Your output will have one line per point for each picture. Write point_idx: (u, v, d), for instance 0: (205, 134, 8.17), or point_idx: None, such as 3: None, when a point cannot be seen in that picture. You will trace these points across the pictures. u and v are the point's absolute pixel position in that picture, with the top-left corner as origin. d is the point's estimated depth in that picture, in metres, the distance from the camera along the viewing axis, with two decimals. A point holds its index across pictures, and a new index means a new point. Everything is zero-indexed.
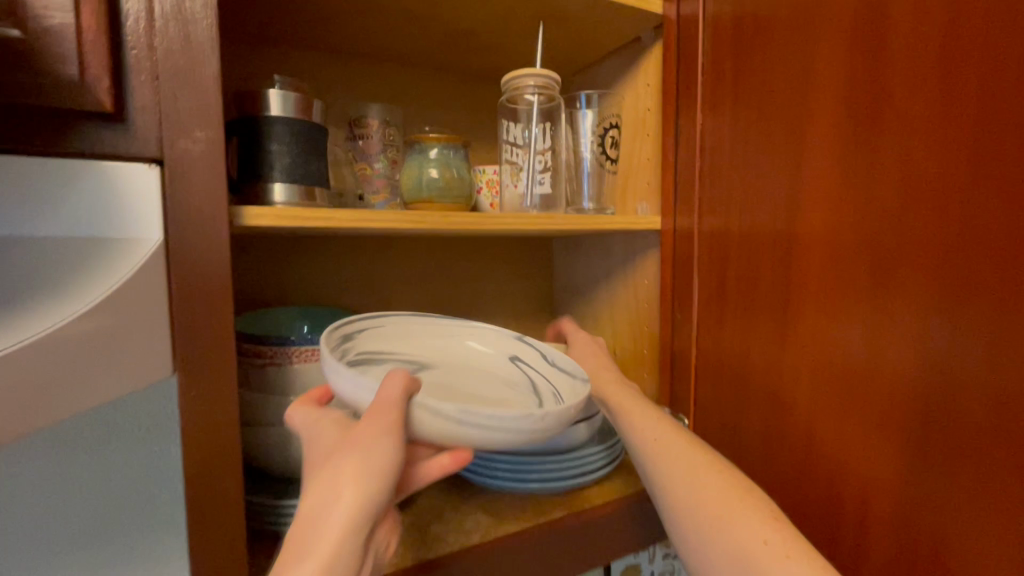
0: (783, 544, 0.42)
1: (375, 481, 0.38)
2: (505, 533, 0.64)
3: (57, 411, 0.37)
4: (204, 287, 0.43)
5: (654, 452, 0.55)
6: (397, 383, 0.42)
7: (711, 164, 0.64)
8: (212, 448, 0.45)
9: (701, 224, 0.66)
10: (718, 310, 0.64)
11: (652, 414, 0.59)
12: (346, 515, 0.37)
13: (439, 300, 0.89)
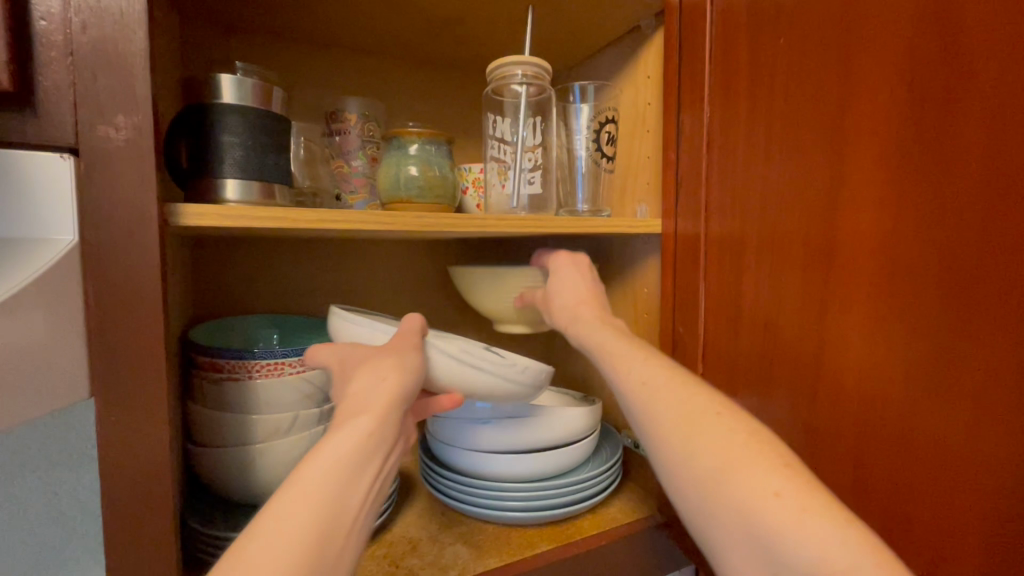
0: (800, 497, 0.35)
1: (407, 372, 0.47)
2: (485, 568, 0.58)
3: None
4: (127, 297, 0.37)
5: (639, 398, 0.47)
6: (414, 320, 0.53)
7: (722, 161, 0.57)
8: (139, 481, 0.39)
9: (709, 227, 0.60)
10: (733, 324, 0.57)
11: (637, 352, 0.52)
12: (390, 386, 0.44)
13: (425, 308, 0.84)
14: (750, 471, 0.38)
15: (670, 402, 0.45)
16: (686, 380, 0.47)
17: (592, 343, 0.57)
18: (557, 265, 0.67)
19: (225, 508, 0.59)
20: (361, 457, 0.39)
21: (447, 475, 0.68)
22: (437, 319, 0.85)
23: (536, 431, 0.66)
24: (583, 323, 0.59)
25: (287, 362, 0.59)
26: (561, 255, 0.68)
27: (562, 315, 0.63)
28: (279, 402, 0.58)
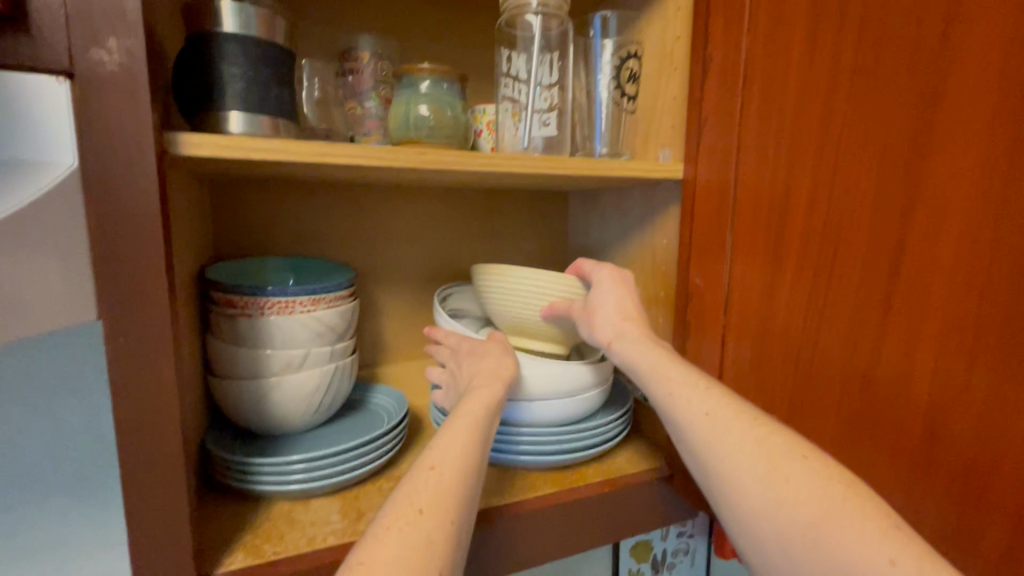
0: (914, 562, 0.37)
1: (507, 354, 0.63)
2: (487, 505, 0.58)
3: None
4: (126, 218, 0.38)
5: (707, 435, 0.51)
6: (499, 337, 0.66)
7: (764, 99, 0.53)
8: (143, 396, 0.41)
9: (743, 172, 0.56)
10: (772, 278, 0.54)
11: (698, 381, 0.55)
12: (506, 359, 0.62)
13: (440, 257, 0.84)
14: (849, 527, 0.41)
15: (743, 440, 0.49)
16: (757, 420, 0.50)
17: (637, 359, 0.59)
18: (601, 278, 0.66)
19: (244, 437, 0.62)
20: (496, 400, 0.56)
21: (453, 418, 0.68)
22: (450, 267, 0.84)
23: (548, 382, 0.64)
24: (629, 340, 0.61)
25: (298, 301, 0.59)
26: (605, 268, 0.67)
27: (606, 329, 0.63)
28: (292, 338, 0.59)
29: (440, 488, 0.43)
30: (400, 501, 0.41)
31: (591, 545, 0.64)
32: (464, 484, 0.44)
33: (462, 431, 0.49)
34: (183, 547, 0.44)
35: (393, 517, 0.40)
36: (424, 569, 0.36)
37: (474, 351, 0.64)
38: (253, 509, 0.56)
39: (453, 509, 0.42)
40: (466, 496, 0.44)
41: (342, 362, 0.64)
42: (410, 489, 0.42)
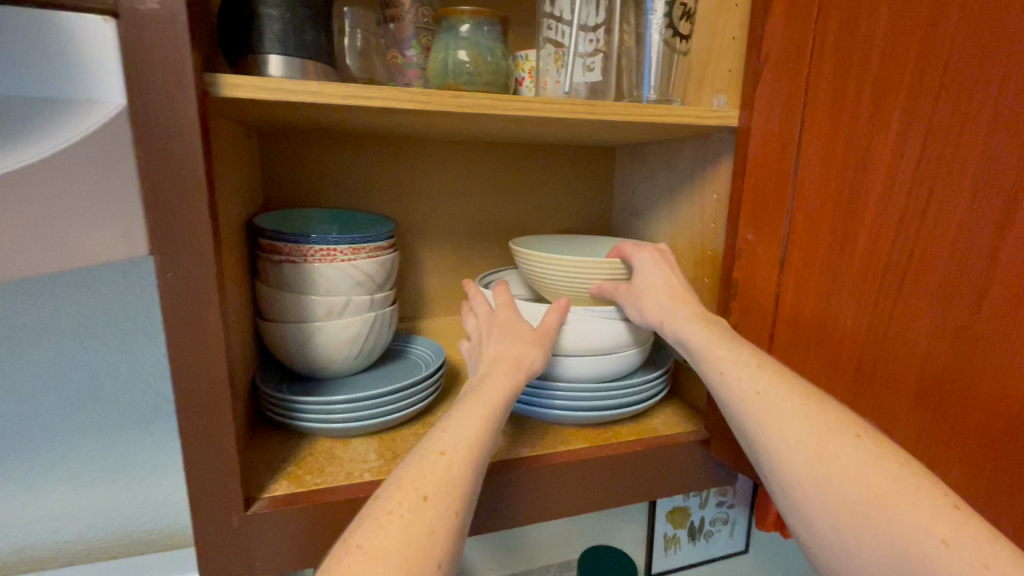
0: (975, 549, 0.35)
1: (547, 337, 0.60)
2: (516, 456, 0.59)
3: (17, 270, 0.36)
4: (169, 159, 0.40)
5: (760, 414, 0.48)
6: (553, 313, 0.62)
7: (843, 39, 0.48)
8: (193, 331, 0.43)
9: (813, 120, 0.51)
10: (840, 241, 0.50)
11: (749, 358, 0.52)
12: (535, 334, 0.60)
13: (480, 214, 0.83)
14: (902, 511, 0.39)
15: (794, 419, 0.47)
16: (809, 398, 0.48)
17: (687, 336, 0.56)
18: (641, 263, 0.64)
19: (292, 380, 0.65)
20: (518, 369, 0.55)
21: None
22: (490, 223, 0.84)
23: (584, 342, 0.63)
24: (679, 318, 0.58)
25: (339, 250, 0.61)
26: (645, 250, 0.64)
27: (654, 310, 0.60)
28: (334, 286, 0.61)
29: (446, 475, 0.43)
30: (403, 484, 0.41)
31: (621, 503, 0.63)
32: (471, 473, 0.44)
33: (473, 414, 0.49)
34: (229, 473, 0.47)
35: (397, 501, 0.40)
36: (424, 560, 0.37)
37: (505, 325, 0.60)
38: (299, 444, 0.59)
39: (457, 496, 0.42)
40: (469, 480, 0.44)
41: (382, 312, 0.65)
42: (416, 473, 0.42)
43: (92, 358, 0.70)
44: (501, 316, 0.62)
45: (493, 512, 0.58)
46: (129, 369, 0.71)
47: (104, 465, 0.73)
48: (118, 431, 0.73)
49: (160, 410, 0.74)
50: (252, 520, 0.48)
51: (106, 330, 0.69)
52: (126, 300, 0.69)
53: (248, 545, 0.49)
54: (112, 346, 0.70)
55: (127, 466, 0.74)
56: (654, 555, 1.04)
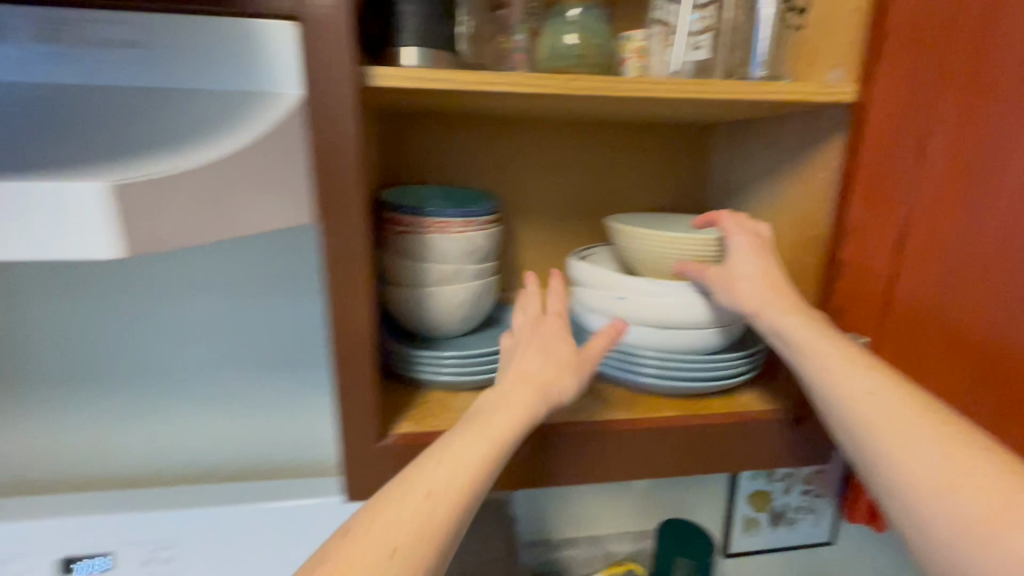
0: None
1: (587, 363, 0.58)
2: (608, 419, 0.63)
3: (236, 229, 0.43)
4: (331, 140, 0.47)
5: (863, 418, 0.52)
6: (605, 336, 0.60)
7: (979, 41, 0.52)
8: (346, 289, 0.51)
9: (942, 115, 0.54)
10: (949, 234, 0.56)
11: (857, 358, 0.55)
12: (574, 357, 0.58)
13: (575, 193, 0.86)
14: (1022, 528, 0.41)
15: (914, 427, 0.50)
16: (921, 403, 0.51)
17: (789, 332, 0.58)
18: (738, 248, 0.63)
19: (407, 337, 0.74)
20: (542, 404, 0.55)
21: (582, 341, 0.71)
22: (585, 201, 0.87)
23: (678, 317, 0.64)
24: (779, 309, 0.59)
25: (452, 223, 0.67)
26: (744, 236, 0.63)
27: (751, 298, 0.60)
28: (446, 255, 0.67)
29: (423, 525, 0.44)
30: (376, 529, 0.43)
31: (657, 474, 0.65)
32: (450, 525, 0.45)
33: (472, 452, 0.49)
34: (367, 410, 0.55)
35: (366, 548, 0.42)
36: None
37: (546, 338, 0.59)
38: (415, 393, 0.67)
39: (425, 555, 0.43)
40: (445, 533, 0.45)
41: (486, 280, 0.71)
42: (392, 517, 0.44)
43: (243, 308, 0.83)
44: (547, 330, 0.60)
45: (586, 465, 0.63)
46: (270, 319, 0.84)
47: (248, 401, 0.86)
48: (258, 372, 0.85)
49: (292, 359, 0.86)
50: (383, 449, 0.56)
51: (255, 286, 0.82)
52: (270, 262, 0.81)
53: (378, 472, 0.57)
54: (259, 299, 0.83)
55: (266, 403, 0.87)
56: (732, 531, 1.06)
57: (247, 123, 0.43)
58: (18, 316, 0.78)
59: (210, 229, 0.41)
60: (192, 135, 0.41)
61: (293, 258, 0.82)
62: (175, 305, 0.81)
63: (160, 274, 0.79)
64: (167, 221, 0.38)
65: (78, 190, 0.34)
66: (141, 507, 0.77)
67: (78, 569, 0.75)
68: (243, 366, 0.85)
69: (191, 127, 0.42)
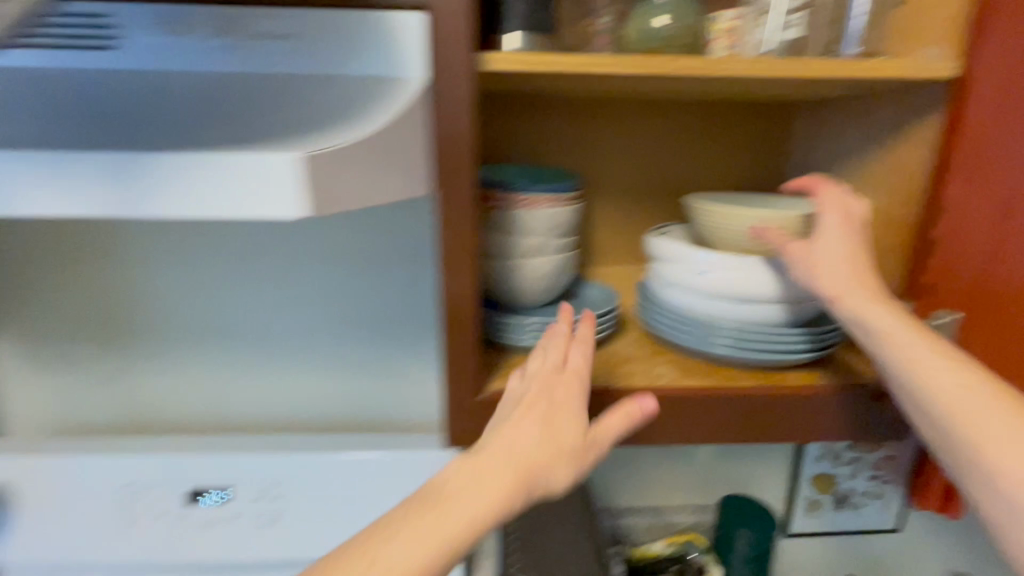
0: None
1: (590, 450, 0.52)
2: (685, 386, 0.66)
3: (383, 198, 0.47)
4: (451, 119, 0.51)
5: (944, 404, 0.53)
6: (618, 416, 0.55)
7: None
8: (456, 256, 0.56)
9: None
10: None
11: (942, 348, 0.55)
12: (576, 444, 0.51)
13: (651, 172, 0.88)
14: None
15: (992, 418, 0.50)
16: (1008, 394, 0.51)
17: (874, 321, 0.58)
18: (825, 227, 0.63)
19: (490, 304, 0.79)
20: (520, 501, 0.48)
21: (657, 312, 0.74)
22: (661, 180, 0.89)
23: (757, 290, 0.66)
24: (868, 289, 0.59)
25: (540, 199, 0.71)
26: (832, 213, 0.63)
27: (828, 281, 0.60)
28: (532, 230, 0.71)
29: None
30: None
31: (711, 440, 0.67)
32: None
33: (412, 543, 0.44)
34: (467, 367, 0.61)
35: None
36: None
37: (557, 406, 0.53)
38: (502, 355, 0.73)
39: None
40: None
41: (568, 253, 0.75)
42: None
43: (341, 275, 0.91)
44: (555, 405, 0.53)
45: (662, 428, 0.67)
46: (364, 286, 0.92)
47: (341, 360, 0.95)
48: (352, 335, 0.93)
49: (381, 325, 0.94)
50: (480, 404, 0.62)
51: (351, 257, 0.90)
52: (364, 234, 0.89)
53: (475, 424, 0.63)
54: (354, 269, 0.91)
55: (355, 365, 0.95)
56: (793, 511, 1.07)
57: (388, 102, 0.48)
58: (152, 274, 0.89)
59: (365, 198, 0.46)
60: (346, 114, 0.47)
61: (388, 231, 0.90)
62: (283, 270, 0.90)
63: (272, 242, 0.89)
64: (338, 189, 0.42)
65: (273, 162, 0.40)
66: (254, 450, 0.87)
67: (202, 500, 0.87)
68: (338, 330, 0.93)
69: (343, 107, 0.47)
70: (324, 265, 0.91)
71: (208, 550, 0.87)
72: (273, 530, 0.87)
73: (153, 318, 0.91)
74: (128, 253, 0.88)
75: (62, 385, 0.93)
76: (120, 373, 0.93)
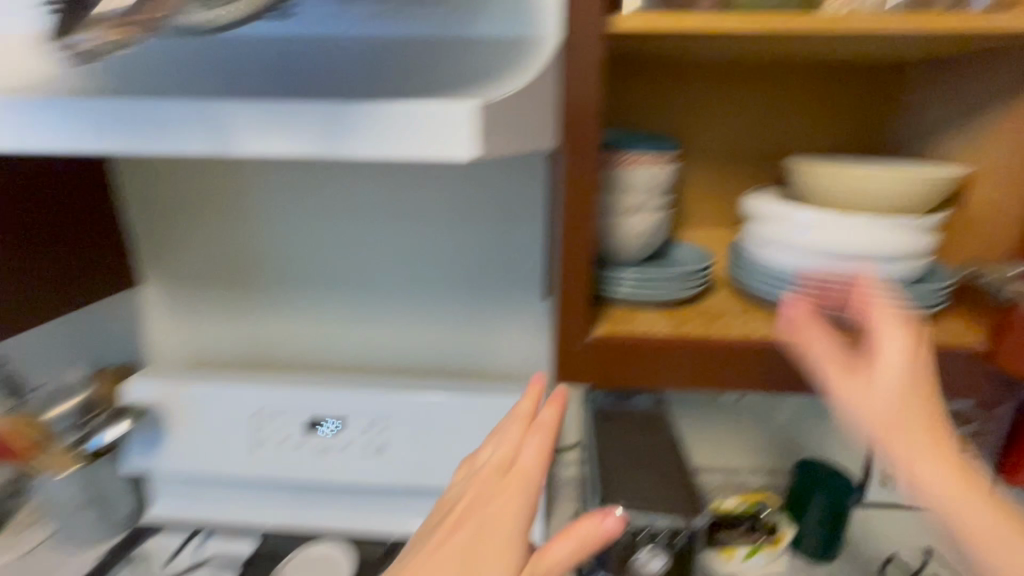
0: None
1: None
2: (785, 339, 0.69)
3: (532, 144, 0.53)
4: (583, 74, 0.55)
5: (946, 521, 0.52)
6: (559, 550, 0.44)
7: None
8: (577, 207, 0.60)
9: None
10: None
11: (955, 467, 0.52)
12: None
13: (747, 135, 0.89)
14: None
15: (984, 541, 0.50)
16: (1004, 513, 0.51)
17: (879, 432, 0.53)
18: None
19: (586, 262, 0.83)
20: None
21: (753, 271, 0.75)
22: (757, 142, 0.89)
23: (859, 248, 0.67)
24: None
25: (643, 158, 0.75)
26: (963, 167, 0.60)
27: (852, 384, 0.54)
28: (636, 188, 0.75)
29: None
30: None
31: (788, 390, 0.70)
32: None
33: None
34: (579, 312, 0.66)
35: None
36: None
37: (487, 530, 0.45)
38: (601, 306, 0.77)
39: None
40: None
41: (665, 212, 0.79)
42: None
43: (442, 232, 0.98)
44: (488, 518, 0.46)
45: (760, 380, 0.69)
46: (462, 242, 0.98)
47: (438, 312, 1.02)
48: (450, 288, 1.00)
49: (474, 280, 1.00)
50: (588, 346, 0.67)
51: (450, 216, 0.97)
52: (462, 194, 0.95)
53: (581, 366, 0.68)
54: (452, 227, 0.97)
55: (449, 317, 1.02)
56: (873, 478, 1.07)
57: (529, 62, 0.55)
58: (280, 227, 1.01)
59: (523, 142, 0.50)
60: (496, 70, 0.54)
61: (483, 192, 0.95)
62: (390, 227, 0.99)
63: (382, 200, 0.97)
64: (509, 134, 0.47)
65: (456, 111, 0.42)
66: (364, 388, 0.98)
67: (320, 429, 0.98)
68: (435, 284, 1.01)
69: (493, 66, 0.54)
70: (427, 223, 0.98)
71: (323, 472, 0.98)
72: (379, 458, 0.97)
73: (276, 266, 1.03)
74: (257, 204, 1.00)
75: (200, 323, 1.08)
76: (249, 314, 1.06)
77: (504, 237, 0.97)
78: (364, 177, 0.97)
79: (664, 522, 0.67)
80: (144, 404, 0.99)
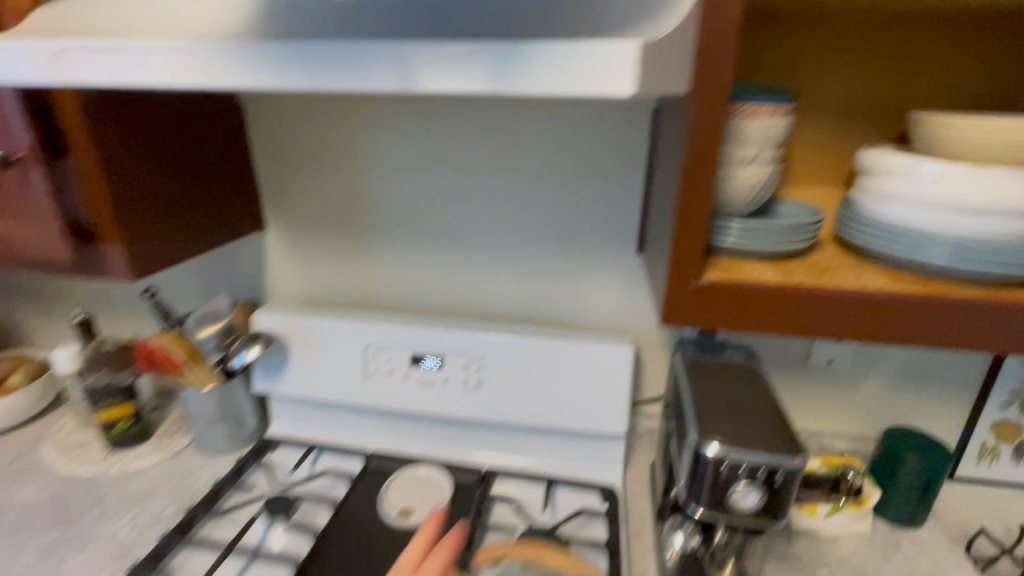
0: None
1: None
2: (901, 291, 0.69)
3: (671, 85, 0.56)
4: (720, 18, 0.57)
5: None
6: None
7: None
8: (704, 150, 0.63)
9: None
10: None
11: None
12: None
13: (864, 90, 0.86)
14: None
15: None
16: None
17: None
18: None
19: None
20: None
21: (865, 224, 0.75)
22: (875, 98, 0.86)
23: (989, 201, 0.65)
24: None
25: (762, 109, 0.75)
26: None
27: None
28: (747, 140, 0.76)
29: None
30: None
31: (897, 342, 0.71)
32: None
33: None
34: (694, 257, 0.69)
35: None
36: None
37: None
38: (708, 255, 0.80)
39: None
40: None
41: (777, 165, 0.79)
42: None
43: (544, 185, 1.02)
44: None
45: (869, 330, 0.71)
46: (563, 196, 1.02)
47: (535, 262, 1.08)
48: (547, 240, 1.05)
49: (570, 234, 1.04)
50: (699, 289, 0.70)
51: (549, 170, 1.01)
52: (562, 148, 0.99)
53: (691, 310, 0.72)
54: (551, 180, 1.01)
55: (543, 269, 1.08)
56: (966, 452, 1.05)
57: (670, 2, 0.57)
58: (392, 172, 1.06)
59: (667, 82, 0.54)
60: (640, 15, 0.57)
61: (582, 146, 0.98)
62: (495, 178, 1.03)
63: (488, 151, 1.01)
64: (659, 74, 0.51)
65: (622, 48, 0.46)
66: (465, 329, 1.05)
67: (422, 364, 1.07)
68: (532, 237, 1.06)
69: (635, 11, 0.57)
70: (530, 176, 1.02)
71: (424, 403, 1.08)
72: (475, 392, 1.06)
73: (383, 216, 1.09)
74: (373, 151, 1.05)
75: (312, 265, 1.18)
76: (355, 258, 1.15)
77: (601, 192, 1.01)
78: (475, 126, 1.00)
79: (763, 459, 0.71)
80: (271, 332, 1.12)
